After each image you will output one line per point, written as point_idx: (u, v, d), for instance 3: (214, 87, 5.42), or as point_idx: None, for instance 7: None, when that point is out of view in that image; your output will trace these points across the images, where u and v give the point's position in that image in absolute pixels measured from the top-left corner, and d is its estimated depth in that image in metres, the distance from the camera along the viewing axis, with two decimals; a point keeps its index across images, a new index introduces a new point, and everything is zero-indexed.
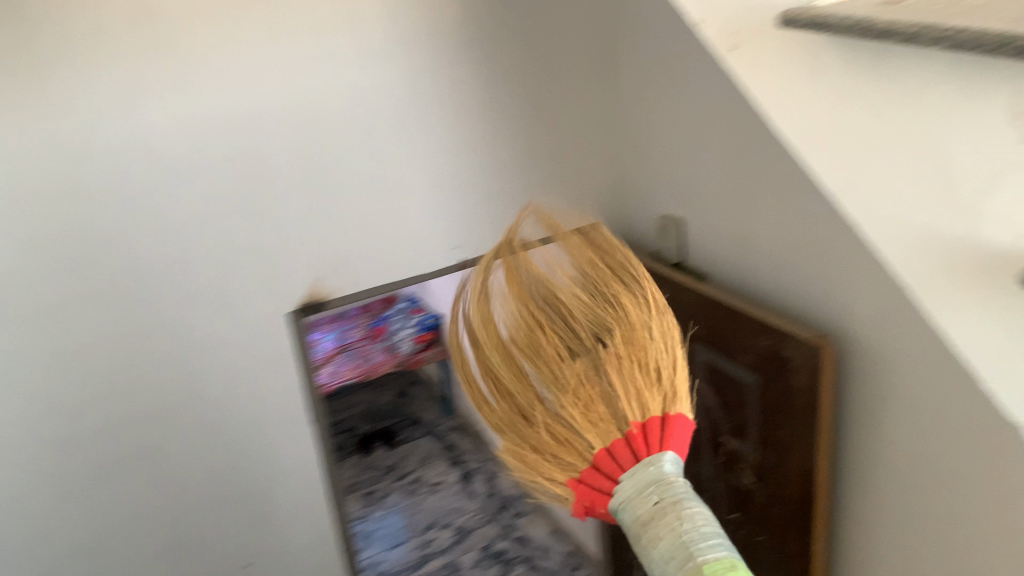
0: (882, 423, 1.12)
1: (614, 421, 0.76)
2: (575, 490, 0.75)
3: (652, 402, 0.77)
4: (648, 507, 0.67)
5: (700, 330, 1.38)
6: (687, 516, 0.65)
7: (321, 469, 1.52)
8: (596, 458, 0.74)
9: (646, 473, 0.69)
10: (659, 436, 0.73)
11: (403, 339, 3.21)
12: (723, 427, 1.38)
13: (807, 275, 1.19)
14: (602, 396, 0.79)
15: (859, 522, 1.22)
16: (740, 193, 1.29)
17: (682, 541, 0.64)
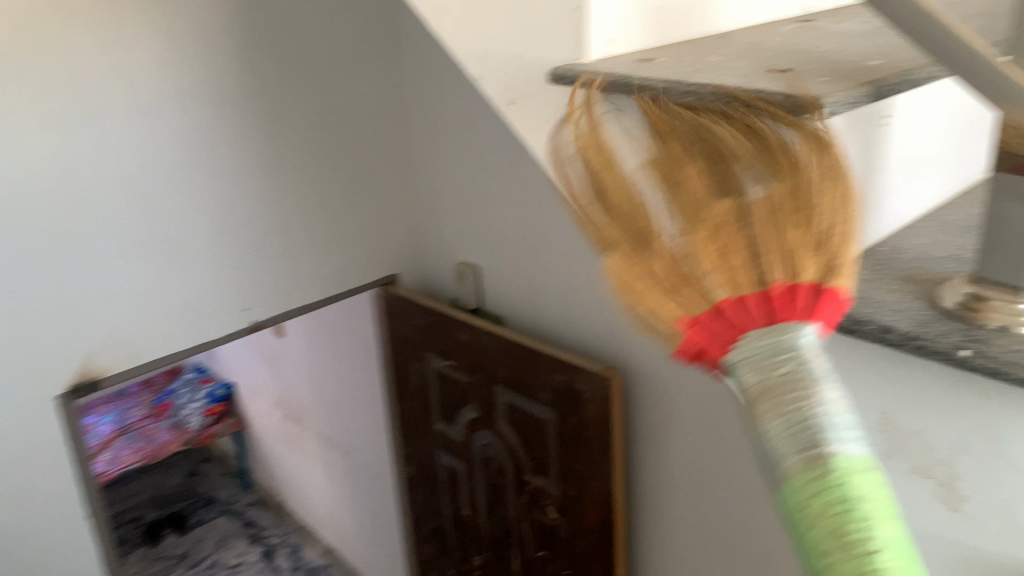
0: (667, 446, 1.21)
1: (758, 278, 0.44)
2: (683, 327, 0.46)
3: (807, 264, 0.44)
4: (764, 385, 0.40)
5: (499, 373, 1.42)
6: (822, 398, 0.38)
7: (98, 565, 1.40)
8: (715, 303, 0.45)
9: (773, 338, 0.41)
10: (814, 304, 0.43)
11: (192, 414, 3.01)
12: (526, 466, 1.42)
13: (593, 312, 1.27)
14: (751, 236, 0.45)
15: (654, 542, 1.30)
16: (528, 239, 1.36)
17: (806, 426, 0.37)
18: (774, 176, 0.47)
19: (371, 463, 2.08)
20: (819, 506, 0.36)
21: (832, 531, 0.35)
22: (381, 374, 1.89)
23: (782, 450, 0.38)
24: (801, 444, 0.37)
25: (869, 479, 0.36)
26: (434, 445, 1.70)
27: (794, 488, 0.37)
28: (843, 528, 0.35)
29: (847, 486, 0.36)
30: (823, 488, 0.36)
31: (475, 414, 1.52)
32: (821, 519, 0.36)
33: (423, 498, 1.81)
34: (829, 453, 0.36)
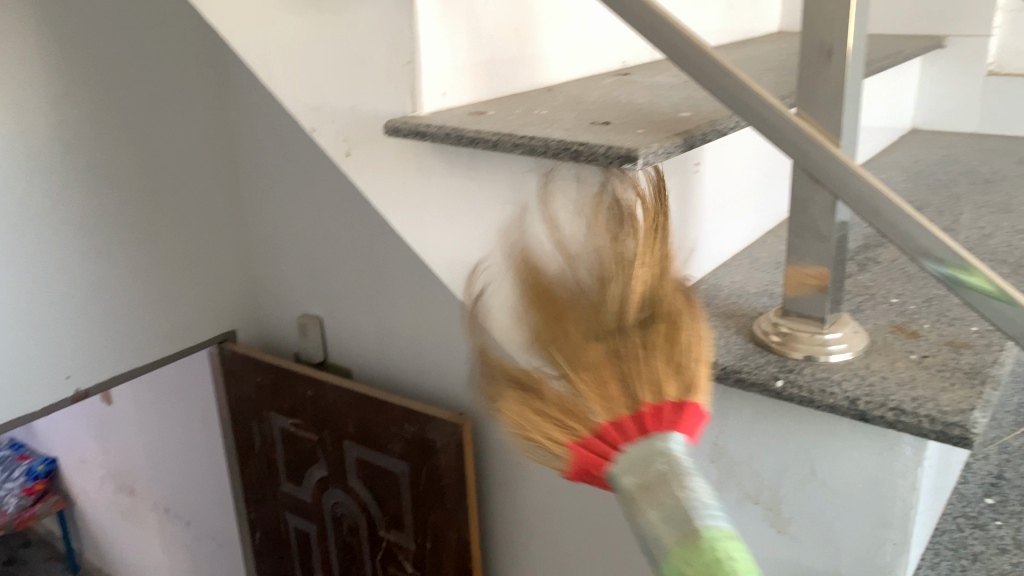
0: (520, 488, 1.22)
1: (629, 403, 0.42)
2: (570, 453, 0.43)
3: (670, 385, 0.43)
4: (642, 479, 0.38)
5: (348, 428, 1.39)
6: (693, 487, 0.37)
7: None
8: (595, 428, 0.42)
9: (648, 444, 0.40)
10: (677, 418, 0.41)
11: (8, 495, 2.74)
12: (380, 522, 1.39)
13: (440, 360, 1.27)
14: (622, 368, 0.44)
15: None
16: (371, 288, 1.35)
17: (678, 511, 0.36)
18: (643, 313, 0.46)
19: (216, 531, 1.96)
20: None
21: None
22: (221, 437, 1.78)
23: (659, 539, 0.36)
24: (679, 531, 0.35)
25: (739, 556, 0.35)
26: (282, 508, 1.62)
27: (674, 566, 0.35)
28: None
29: (722, 562, 0.34)
30: (700, 564, 0.34)
31: (325, 472, 1.47)
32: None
33: (272, 564, 1.72)
34: (705, 532, 0.35)
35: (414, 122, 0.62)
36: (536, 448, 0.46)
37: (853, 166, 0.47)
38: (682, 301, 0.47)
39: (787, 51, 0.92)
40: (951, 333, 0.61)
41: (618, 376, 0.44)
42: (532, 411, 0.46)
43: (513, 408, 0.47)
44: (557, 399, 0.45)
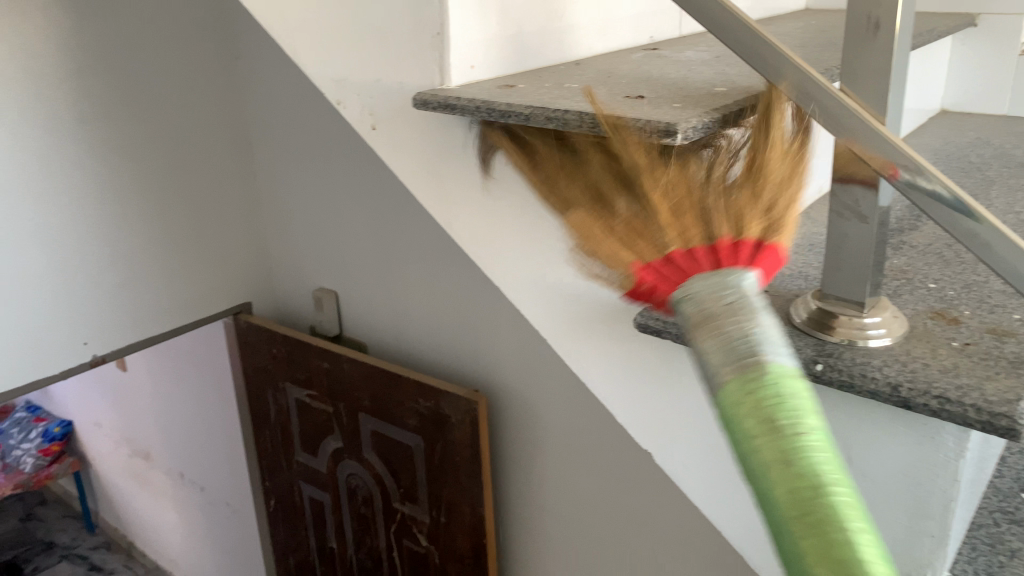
0: (535, 465, 1.21)
1: (710, 232, 0.44)
2: (635, 272, 0.47)
3: (752, 223, 0.45)
4: (700, 306, 0.33)
5: (363, 401, 1.39)
6: (760, 317, 0.32)
7: None
8: (665, 254, 0.45)
9: (713, 271, 0.36)
10: (754, 257, 0.43)
11: (25, 455, 2.76)
12: (394, 495, 1.39)
13: (454, 335, 1.26)
14: (706, 203, 0.46)
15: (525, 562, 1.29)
16: (387, 261, 1.34)
17: (739, 339, 0.31)
18: (749, 175, 0.48)
19: (230, 497, 1.98)
20: (758, 419, 0.30)
21: (777, 449, 0.29)
22: (235, 405, 1.79)
23: (719, 367, 0.32)
24: (740, 360, 0.31)
25: (805, 397, 0.30)
26: (297, 478, 1.63)
27: (731, 404, 0.31)
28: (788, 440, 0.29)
29: (780, 394, 0.30)
30: (757, 400, 0.30)
31: (340, 443, 1.47)
32: (754, 424, 0.30)
33: (286, 532, 1.73)
34: (765, 363, 0.30)
35: (443, 96, 0.60)
36: (601, 264, 0.50)
37: (897, 142, 0.44)
38: (781, 152, 0.48)
39: (819, 25, 0.89)
40: (994, 322, 0.59)
41: (709, 200, 0.47)
42: (603, 232, 0.50)
43: (586, 224, 0.51)
44: (633, 220, 0.49)
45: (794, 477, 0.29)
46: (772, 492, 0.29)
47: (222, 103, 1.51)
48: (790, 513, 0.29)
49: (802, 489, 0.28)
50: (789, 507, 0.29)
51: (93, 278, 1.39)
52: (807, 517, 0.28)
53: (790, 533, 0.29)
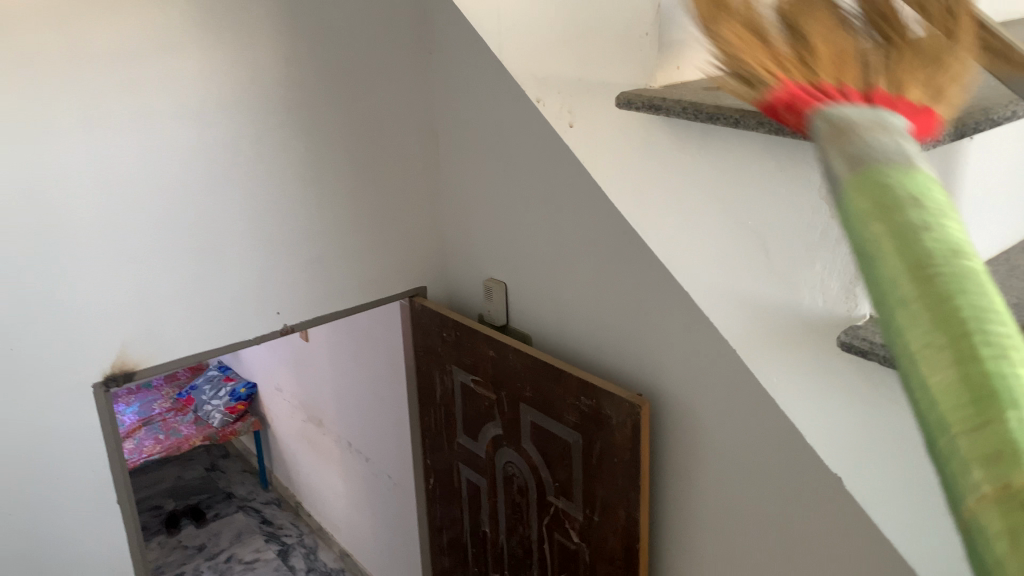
0: (696, 475, 1.18)
1: (860, 80, 0.40)
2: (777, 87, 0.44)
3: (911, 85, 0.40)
4: (841, 142, 0.31)
5: (525, 392, 1.41)
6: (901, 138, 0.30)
7: (130, 549, 1.45)
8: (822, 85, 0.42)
9: (870, 111, 0.34)
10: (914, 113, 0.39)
11: (213, 410, 3.01)
12: (549, 487, 1.40)
13: (622, 336, 1.26)
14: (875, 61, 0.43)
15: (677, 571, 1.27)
16: (561, 256, 1.35)
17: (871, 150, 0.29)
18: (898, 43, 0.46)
19: (392, 471, 2.08)
20: (882, 208, 0.26)
21: (917, 260, 0.24)
22: (403, 383, 1.87)
23: (842, 177, 0.28)
24: (871, 180, 0.27)
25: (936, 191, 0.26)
26: (456, 460, 1.68)
27: (863, 231, 0.26)
28: (929, 256, 0.24)
29: (915, 187, 0.26)
30: (882, 188, 0.26)
31: (500, 431, 1.51)
32: (871, 209, 0.26)
33: (443, 511, 1.80)
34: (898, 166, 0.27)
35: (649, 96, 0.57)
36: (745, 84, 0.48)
37: None
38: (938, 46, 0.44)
39: None
40: None
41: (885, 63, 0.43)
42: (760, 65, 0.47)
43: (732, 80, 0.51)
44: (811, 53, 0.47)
45: (932, 291, 0.23)
46: (916, 335, 0.23)
47: (413, 95, 1.58)
48: (935, 352, 0.22)
49: (945, 307, 0.23)
50: (942, 375, 0.22)
51: (290, 254, 1.50)
52: (956, 346, 0.22)
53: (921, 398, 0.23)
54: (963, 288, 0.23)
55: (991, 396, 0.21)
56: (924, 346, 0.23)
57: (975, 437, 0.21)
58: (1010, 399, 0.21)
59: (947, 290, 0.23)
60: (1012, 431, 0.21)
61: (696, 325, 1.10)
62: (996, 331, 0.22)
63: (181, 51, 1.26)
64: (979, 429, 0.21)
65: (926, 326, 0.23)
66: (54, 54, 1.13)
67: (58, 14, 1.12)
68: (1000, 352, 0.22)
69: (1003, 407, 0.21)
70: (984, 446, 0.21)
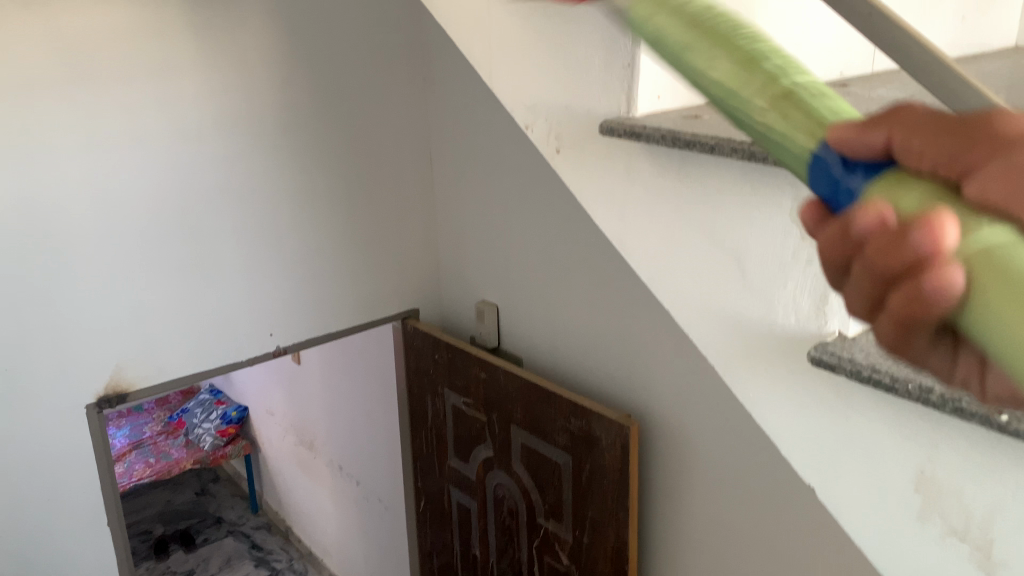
0: (684, 496, 1.20)
1: None
2: None
3: None
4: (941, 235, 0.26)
5: (516, 414, 1.42)
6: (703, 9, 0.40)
7: (120, 570, 1.45)
8: None
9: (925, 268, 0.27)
10: None
11: (204, 434, 3.00)
12: (540, 509, 1.41)
13: (612, 359, 1.28)
14: None
15: None
16: (552, 280, 1.37)
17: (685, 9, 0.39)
18: None
19: (383, 494, 2.08)
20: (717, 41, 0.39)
21: (740, 54, 0.38)
22: (395, 406, 1.88)
23: (651, 31, 0.40)
24: (697, 24, 0.39)
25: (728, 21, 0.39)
26: (448, 482, 1.69)
27: (692, 61, 0.39)
28: (746, 51, 0.38)
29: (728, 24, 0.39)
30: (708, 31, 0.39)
31: (491, 453, 1.52)
32: (711, 44, 0.39)
33: (434, 535, 1.80)
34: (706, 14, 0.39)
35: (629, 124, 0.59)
36: None
37: None
38: None
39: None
40: None
41: None
42: None
43: None
44: None
45: (760, 69, 0.38)
46: (754, 92, 0.38)
47: (408, 122, 1.61)
48: (758, 90, 0.37)
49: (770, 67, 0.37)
50: (776, 95, 0.37)
51: (284, 276, 1.51)
52: (758, 78, 0.37)
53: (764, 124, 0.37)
54: (763, 46, 0.38)
55: (794, 88, 0.37)
56: (759, 94, 0.37)
57: (794, 113, 0.36)
58: (807, 88, 0.36)
59: (759, 64, 0.38)
60: (816, 97, 0.36)
61: (682, 348, 1.13)
62: (786, 68, 0.38)
63: (181, 78, 1.29)
64: (795, 101, 0.36)
65: (760, 89, 0.37)
66: (57, 76, 1.16)
67: (60, 40, 1.16)
68: (794, 77, 0.37)
69: (801, 87, 0.37)
70: (801, 114, 0.36)
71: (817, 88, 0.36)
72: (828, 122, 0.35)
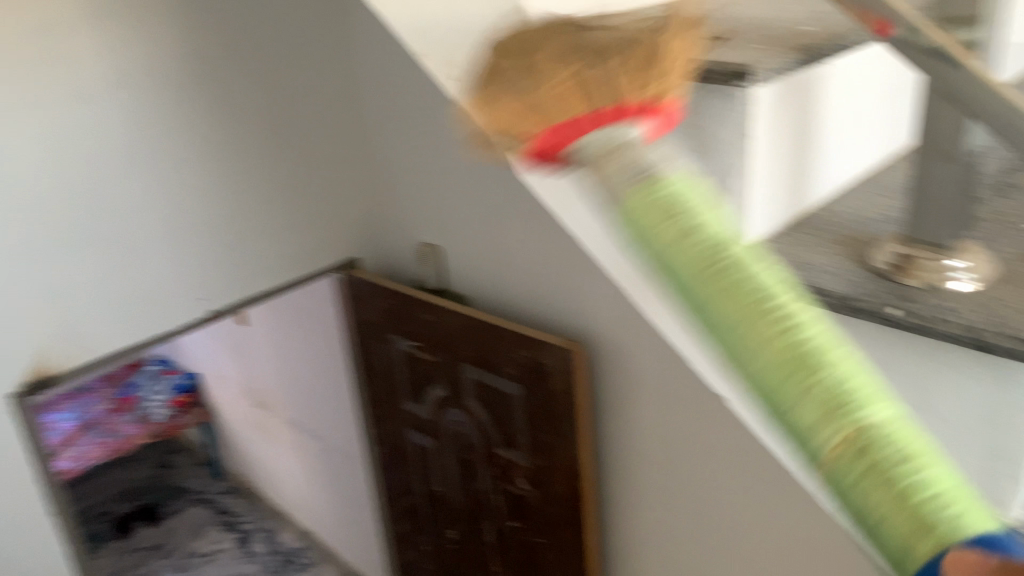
0: (627, 409, 1.25)
1: None
2: None
3: None
4: (634, 171, 0.36)
5: (464, 351, 1.43)
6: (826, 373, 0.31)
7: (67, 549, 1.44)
8: None
9: (617, 132, 0.39)
10: None
11: (155, 406, 3.02)
12: (496, 441, 1.45)
13: (548, 285, 1.30)
14: None
15: (617, 498, 1.36)
16: (490, 218, 1.37)
17: (800, 360, 0.31)
18: None
19: (342, 444, 2.11)
20: (826, 407, 0.31)
21: (861, 462, 0.31)
22: (344, 355, 1.89)
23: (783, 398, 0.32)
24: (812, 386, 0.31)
25: (882, 414, 0.31)
26: (404, 425, 1.71)
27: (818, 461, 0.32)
28: (847, 426, 0.31)
29: (823, 357, 0.31)
30: (856, 459, 0.31)
31: (444, 392, 1.54)
32: (851, 461, 0.31)
33: (396, 478, 1.83)
34: (873, 425, 0.31)
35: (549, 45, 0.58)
36: None
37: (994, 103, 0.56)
38: None
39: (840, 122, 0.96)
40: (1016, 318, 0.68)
41: None
42: None
43: None
44: None
45: (865, 470, 0.31)
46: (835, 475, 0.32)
47: (330, 66, 1.53)
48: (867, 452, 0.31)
49: (889, 461, 0.31)
50: (860, 486, 0.31)
51: (208, 241, 1.47)
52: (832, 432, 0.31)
53: (801, 407, 0.32)
54: (880, 431, 0.31)
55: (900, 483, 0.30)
56: (858, 486, 0.31)
57: (867, 481, 0.31)
58: (912, 466, 0.31)
59: (863, 456, 0.31)
60: (915, 486, 0.30)
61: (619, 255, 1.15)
62: (907, 464, 0.31)
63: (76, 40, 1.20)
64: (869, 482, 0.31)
65: (881, 516, 0.31)
66: None
67: None
68: (834, 358, 0.31)
69: (880, 446, 0.31)
70: (854, 465, 0.31)
71: (936, 489, 0.30)
72: (862, 418, 0.31)
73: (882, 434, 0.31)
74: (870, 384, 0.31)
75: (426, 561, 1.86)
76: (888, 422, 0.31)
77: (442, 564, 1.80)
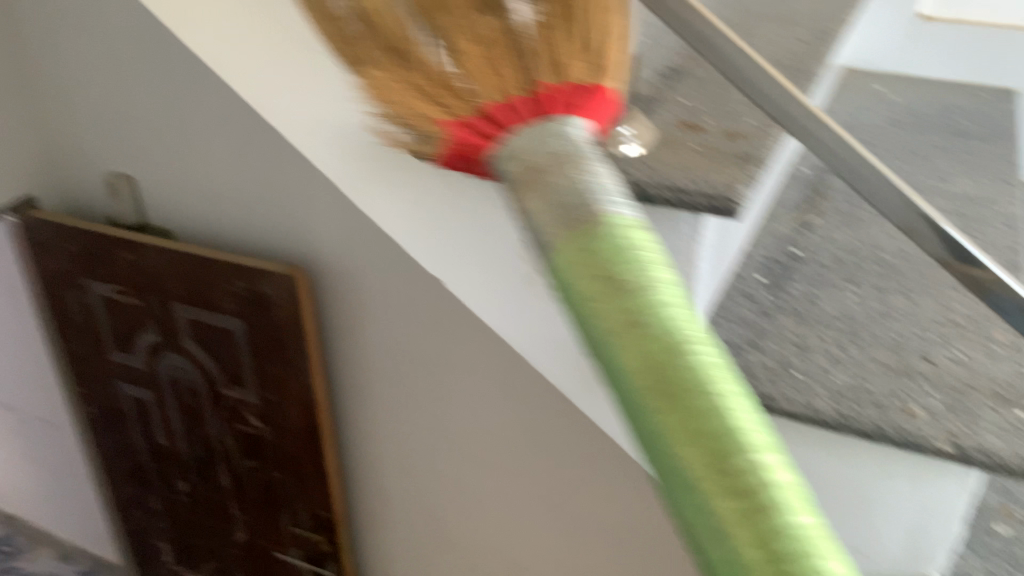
0: (356, 326, 1.25)
1: None
2: None
3: None
4: (529, 171, 0.39)
5: (175, 290, 1.32)
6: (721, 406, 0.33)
7: None
8: None
9: (538, 132, 0.41)
10: None
11: None
12: (220, 381, 1.38)
13: (261, 208, 1.21)
14: None
15: (351, 416, 1.38)
16: (193, 137, 1.18)
17: (672, 386, 0.34)
18: None
19: (42, 413, 1.90)
20: (704, 453, 0.33)
21: (740, 516, 0.32)
22: (32, 311, 1.67)
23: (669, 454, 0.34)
24: (694, 432, 0.33)
25: (773, 466, 0.33)
26: (113, 378, 1.56)
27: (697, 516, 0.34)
28: (725, 466, 0.33)
29: (717, 391, 0.34)
30: (738, 504, 0.32)
31: (156, 337, 1.41)
32: (732, 507, 0.32)
33: (113, 442, 1.69)
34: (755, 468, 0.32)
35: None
36: None
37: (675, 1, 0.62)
38: None
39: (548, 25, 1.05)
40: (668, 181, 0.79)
41: None
42: None
43: None
44: None
45: (743, 521, 0.32)
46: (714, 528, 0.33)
47: None
48: (752, 571, 0.31)
49: (772, 510, 0.32)
50: (739, 530, 0.32)
51: None
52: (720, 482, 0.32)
53: (717, 517, 0.32)
54: (762, 477, 0.32)
55: (775, 532, 0.31)
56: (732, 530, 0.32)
57: (740, 525, 0.32)
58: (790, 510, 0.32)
59: (744, 495, 0.32)
60: (796, 534, 0.31)
61: None
62: (781, 501, 0.32)
63: None
64: (733, 506, 0.32)
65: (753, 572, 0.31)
66: None
67: None
68: (755, 461, 0.32)
69: (760, 492, 0.32)
70: (734, 512, 0.32)
71: (812, 546, 0.31)
72: (749, 502, 0.32)
73: (763, 470, 0.32)
74: (764, 441, 0.33)
75: (156, 520, 1.76)
76: (774, 472, 0.32)
77: (175, 518, 1.71)
